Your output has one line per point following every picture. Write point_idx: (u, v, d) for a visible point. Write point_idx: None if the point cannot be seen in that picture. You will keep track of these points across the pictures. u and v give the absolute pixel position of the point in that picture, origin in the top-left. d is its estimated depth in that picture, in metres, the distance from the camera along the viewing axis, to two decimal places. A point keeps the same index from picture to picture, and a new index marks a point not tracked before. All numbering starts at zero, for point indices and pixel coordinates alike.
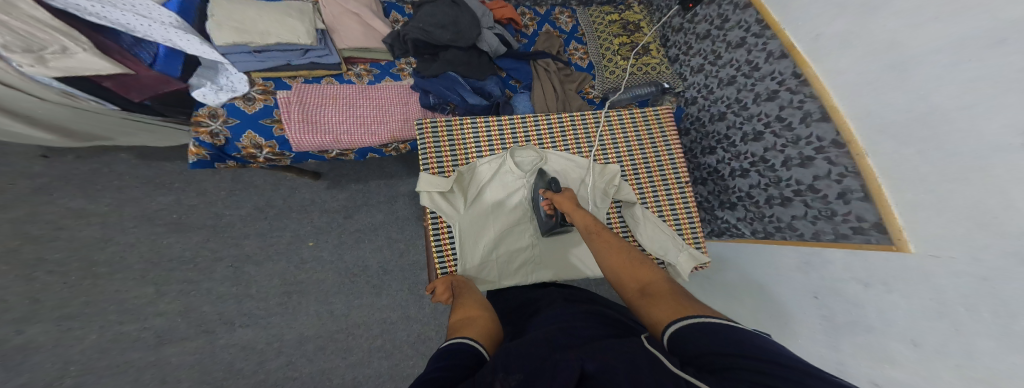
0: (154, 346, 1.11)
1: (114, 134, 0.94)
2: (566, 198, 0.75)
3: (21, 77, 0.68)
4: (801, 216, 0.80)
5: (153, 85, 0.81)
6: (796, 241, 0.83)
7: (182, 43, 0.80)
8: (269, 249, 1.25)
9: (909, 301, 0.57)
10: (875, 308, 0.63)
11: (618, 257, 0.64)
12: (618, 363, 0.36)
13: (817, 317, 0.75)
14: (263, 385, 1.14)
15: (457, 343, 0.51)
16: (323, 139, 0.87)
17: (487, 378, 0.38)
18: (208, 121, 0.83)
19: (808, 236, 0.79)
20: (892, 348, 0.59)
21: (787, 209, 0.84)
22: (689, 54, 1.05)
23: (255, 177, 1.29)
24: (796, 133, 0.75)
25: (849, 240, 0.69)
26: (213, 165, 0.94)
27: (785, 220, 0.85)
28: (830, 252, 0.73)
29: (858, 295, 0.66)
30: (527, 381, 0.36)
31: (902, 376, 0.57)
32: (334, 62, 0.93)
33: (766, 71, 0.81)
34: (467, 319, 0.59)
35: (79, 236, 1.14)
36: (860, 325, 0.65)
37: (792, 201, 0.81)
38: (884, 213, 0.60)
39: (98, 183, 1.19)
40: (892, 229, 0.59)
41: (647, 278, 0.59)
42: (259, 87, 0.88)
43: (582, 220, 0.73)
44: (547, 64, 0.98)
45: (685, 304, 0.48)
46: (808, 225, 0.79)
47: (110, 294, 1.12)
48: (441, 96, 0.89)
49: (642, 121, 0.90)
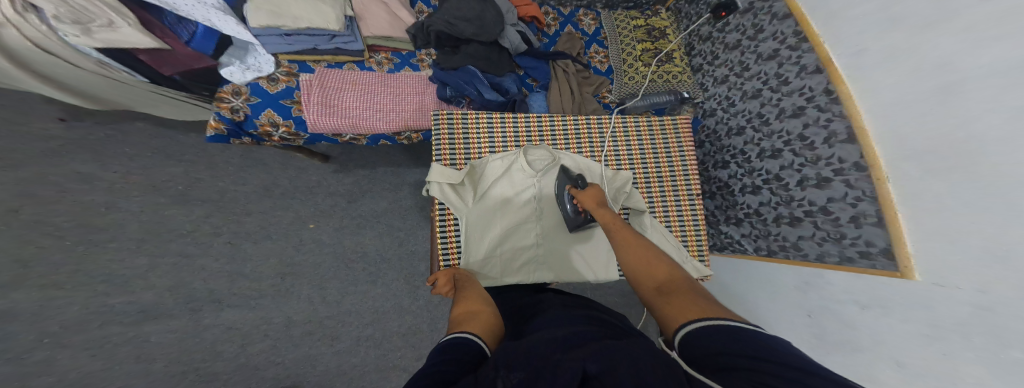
0: (136, 322, 1.11)
1: (139, 106, 0.95)
2: (591, 196, 0.74)
3: (62, 44, 0.69)
4: (809, 236, 0.80)
5: (186, 61, 0.82)
6: (800, 260, 0.83)
7: (219, 23, 0.79)
8: (269, 228, 1.25)
9: (903, 324, 0.60)
10: (867, 331, 0.66)
11: (642, 257, 0.62)
12: (622, 362, 0.34)
13: (809, 335, 0.80)
14: (245, 368, 1.14)
15: (459, 337, 0.51)
16: (341, 122, 0.87)
17: (489, 375, 0.38)
18: (231, 98, 0.84)
19: (813, 256, 0.80)
20: (877, 369, 0.64)
21: (794, 229, 0.84)
22: (714, 64, 1.05)
23: (263, 154, 1.29)
24: (818, 153, 0.76)
25: (854, 263, 0.70)
26: (228, 140, 0.93)
27: (791, 240, 0.85)
28: (835, 275, 0.74)
29: (856, 318, 0.68)
30: (529, 380, 0.35)
31: None
32: (356, 49, 0.93)
33: (796, 86, 0.80)
34: (470, 313, 0.59)
35: (82, 200, 1.14)
36: (849, 345, 0.69)
37: (802, 221, 0.82)
38: (897, 242, 0.60)
39: (108, 150, 1.18)
40: (900, 256, 0.60)
41: (671, 277, 0.55)
42: (283, 69, 0.89)
43: (605, 217, 0.72)
44: (566, 65, 0.98)
45: (706, 305, 0.44)
46: (814, 246, 0.79)
47: (104, 263, 1.12)
48: (458, 89, 0.89)
49: (661, 131, 0.90)
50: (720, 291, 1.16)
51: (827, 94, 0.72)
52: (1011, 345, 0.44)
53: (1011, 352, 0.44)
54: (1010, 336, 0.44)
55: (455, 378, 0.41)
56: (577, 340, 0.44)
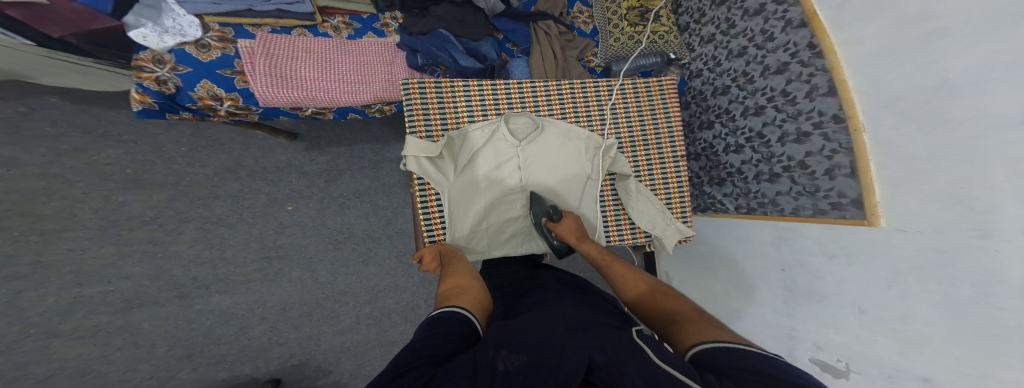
0: (121, 310, 1.08)
1: (39, 74, 0.83)
2: (569, 231, 0.74)
3: None
4: (786, 192, 0.82)
5: (74, 20, 0.68)
6: (777, 216, 0.86)
7: None
8: (244, 213, 1.19)
9: (867, 270, 0.63)
10: (833, 279, 0.70)
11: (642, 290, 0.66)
12: (629, 370, 0.36)
13: (780, 287, 0.84)
14: (246, 351, 1.14)
15: (447, 312, 0.51)
16: (295, 94, 0.80)
17: (488, 355, 0.41)
18: (153, 67, 0.75)
19: (789, 211, 0.82)
20: (840, 314, 0.68)
21: (773, 185, 0.86)
22: (701, 22, 1.00)
23: (221, 134, 1.21)
24: (799, 107, 0.75)
25: (825, 215, 0.72)
26: (163, 115, 0.87)
27: (770, 196, 0.88)
28: (807, 227, 0.77)
29: (825, 268, 0.72)
30: (529, 361, 0.38)
31: (844, 338, 0.67)
32: (305, 12, 0.83)
33: (781, 41, 0.77)
34: (457, 288, 0.59)
35: (16, 187, 1.05)
36: (817, 295, 0.74)
37: (780, 177, 0.83)
38: (867, 191, 0.62)
39: (27, 130, 1.07)
40: (868, 206, 0.62)
41: (674, 307, 0.57)
42: (215, 33, 0.80)
43: (590, 251, 0.76)
44: (548, 27, 0.90)
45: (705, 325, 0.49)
46: (790, 200, 0.82)
47: (64, 254, 1.06)
48: (430, 56, 0.81)
49: (644, 93, 0.86)
50: (702, 249, 1.20)
51: (810, 48, 0.70)
52: (960, 283, 0.47)
53: (961, 291, 0.47)
54: (959, 273, 0.47)
55: (445, 357, 0.43)
56: (581, 331, 0.46)
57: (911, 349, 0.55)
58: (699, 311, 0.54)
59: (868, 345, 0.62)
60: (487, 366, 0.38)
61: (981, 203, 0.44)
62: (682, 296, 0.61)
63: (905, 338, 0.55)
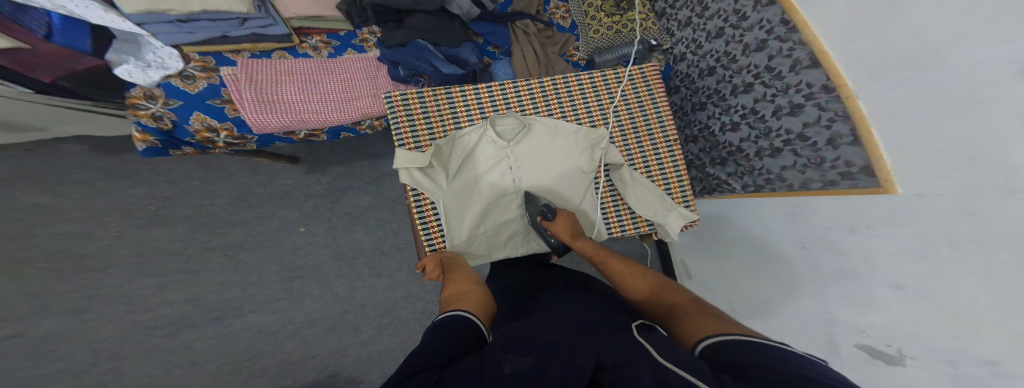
0: (171, 332, 1.13)
1: (46, 124, 0.89)
2: (564, 228, 0.74)
3: None
4: (791, 165, 0.82)
5: (56, 61, 0.74)
6: (786, 191, 0.86)
7: (79, 11, 0.71)
8: (259, 237, 1.23)
9: (892, 241, 0.60)
10: (860, 254, 0.68)
11: (642, 283, 0.68)
12: (642, 367, 0.37)
13: (807, 266, 0.83)
14: (286, 363, 1.17)
15: (448, 316, 0.52)
16: (285, 118, 0.83)
17: (494, 357, 0.40)
18: (146, 103, 0.79)
19: (798, 186, 0.82)
20: (877, 292, 0.65)
21: (776, 160, 0.86)
22: (676, 6, 0.97)
23: (228, 164, 1.25)
24: (787, 82, 0.73)
25: (836, 186, 0.71)
26: (168, 152, 0.92)
27: (776, 171, 0.87)
28: (819, 201, 0.76)
29: (846, 240, 0.71)
30: (539, 363, 0.38)
31: (886, 319, 0.64)
32: (280, 33, 0.87)
33: (755, 19, 0.75)
34: (458, 294, 0.60)
35: (57, 233, 1.11)
36: (847, 272, 0.72)
37: (782, 151, 0.82)
38: (874, 159, 0.59)
39: (57, 179, 1.13)
40: (881, 171, 0.59)
41: (675, 299, 0.60)
42: (197, 64, 0.83)
43: (587, 248, 0.76)
44: (526, 25, 0.90)
45: (713, 320, 0.50)
46: (797, 174, 0.82)
47: (111, 286, 1.12)
48: (411, 67, 0.83)
49: (629, 81, 0.85)
50: (716, 231, 1.17)
51: (784, 24, 0.69)
52: (1000, 249, 0.43)
53: (1000, 258, 0.44)
54: (997, 242, 0.43)
55: (454, 356, 0.44)
56: (588, 329, 0.47)
57: (956, 327, 0.51)
58: (700, 302, 0.57)
59: (914, 325, 0.59)
60: (495, 363, 0.39)
61: (996, 159, 0.41)
62: (679, 287, 0.64)
63: (951, 314, 0.52)
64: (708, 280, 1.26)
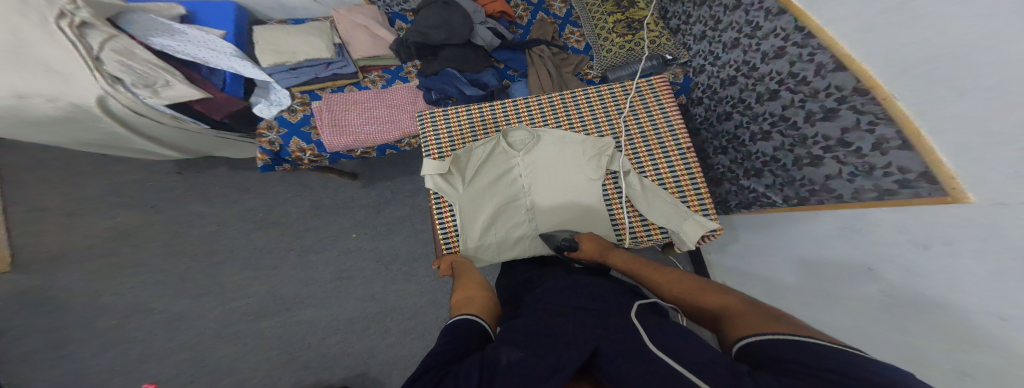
0: (254, 319, 1.36)
1: (214, 148, 1.26)
2: (590, 248, 0.76)
3: (149, 108, 0.96)
4: (837, 174, 0.73)
5: (225, 105, 1.05)
6: (837, 204, 0.74)
7: (240, 68, 1.03)
8: (321, 241, 1.46)
9: (981, 263, 0.49)
10: (942, 279, 0.56)
11: (681, 286, 0.62)
12: (619, 359, 0.42)
13: (875, 293, 0.68)
14: (326, 358, 1.30)
15: (459, 320, 0.57)
16: (350, 139, 1.04)
17: (493, 352, 0.46)
18: (267, 132, 1.06)
19: (849, 197, 0.71)
20: (975, 325, 0.50)
21: (818, 169, 0.77)
22: (689, 22, 1.08)
23: (306, 180, 1.54)
24: (814, 86, 0.72)
25: (896, 196, 0.61)
26: (275, 168, 1.18)
27: (819, 181, 0.78)
28: (877, 212, 0.65)
29: (923, 261, 0.58)
30: (531, 356, 0.44)
31: (993, 361, 0.48)
32: (350, 72, 1.11)
33: (768, 29, 0.80)
34: (467, 298, 0.64)
35: (201, 233, 1.45)
36: (929, 308, 0.58)
37: (823, 159, 0.75)
38: (933, 161, 0.52)
39: (210, 189, 1.51)
40: (943, 179, 0.51)
41: (718, 301, 0.54)
42: (299, 100, 1.09)
43: (618, 259, 0.75)
44: (542, 50, 1.01)
45: (763, 319, 0.44)
46: (846, 185, 0.71)
47: (226, 276, 1.41)
48: (442, 91, 0.98)
49: (636, 93, 0.88)
50: (761, 250, 1.04)
51: (799, 31, 0.72)
52: None
53: None
54: None
55: (462, 356, 0.49)
56: (592, 325, 0.49)
57: None
58: (749, 301, 0.50)
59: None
60: (495, 360, 0.45)
61: None
62: (728, 287, 0.56)
63: None
64: None
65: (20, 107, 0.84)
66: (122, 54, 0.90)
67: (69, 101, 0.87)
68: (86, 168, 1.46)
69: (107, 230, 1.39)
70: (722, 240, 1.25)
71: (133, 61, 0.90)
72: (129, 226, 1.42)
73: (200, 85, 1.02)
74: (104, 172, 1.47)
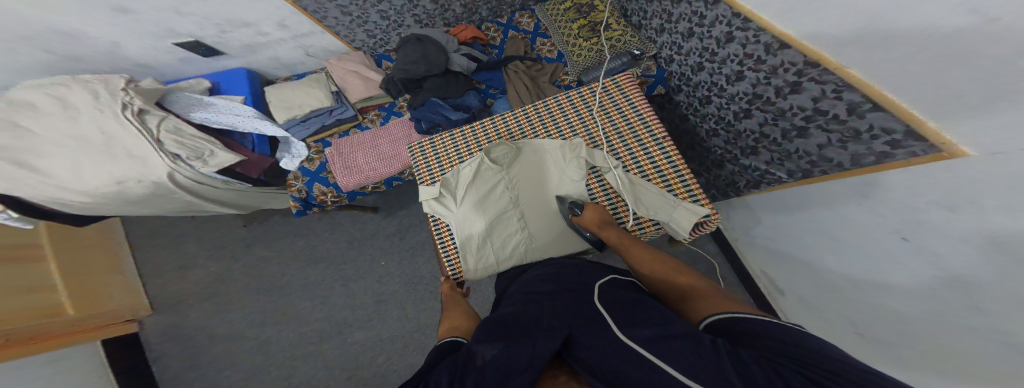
0: (317, 341, 1.49)
1: (264, 202, 1.42)
2: (594, 218, 0.78)
3: (205, 176, 1.11)
4: (828, 143, 0.70)
5: (259, 163, 1.18)
6: (839, 173, 0.69)
7: (262, 128, 1.17)
8: (357, 269, 1.59)
9: (1010, 222, 0.42)
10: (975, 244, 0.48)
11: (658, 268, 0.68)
12: (589, 343, 0.46)
13: (925, 266, 0.58)
14: (375, 376, 1.39)
15: (445, 342, 0.60)
16: (359, 177, 1.13)
17: (472, 350, 0.50)
18: (295, 182, 1.20)
19: (848, 164, 0.66)
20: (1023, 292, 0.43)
21: (809, 140, 0.74)
22: (648, 17, 1.09)
23: (336, 217, 1.70)
24: (770, 63, 0.73)
25: (893, 158, 0.56)
26: (307, 213, 1.31)
27: (815, 152, 0.74)
28: (886, 176, 0.59)
29: (952, 223, 0.51)
30: (506, 348, 0.47)
31: None
32: (349, 115, 1.23)
33: (712, 18, 0.83)
34: (453, 327, 0.68)
35: (270, 273, 1.62)
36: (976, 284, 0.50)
37: (809, 129, 0.72)
38: (908, 118, 0.50)
39: (262, 236, 1.69)
40: (929, 134, 0.48)
41: (691, 284, 0.61)
42: (315, 149, 1.23)
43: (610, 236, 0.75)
44: (516, 66, 1.08)
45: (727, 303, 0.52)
46: (841, 152, 0.67)
47: (293, 308, 1.56)
48: (430, 121, 1.05)
49: (602, 91, 0.92)
50: (780, 227, 0.98)
51: (737, 17, 0.76)
52: None
53: None
54: None
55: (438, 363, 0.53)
56: (566, 314, 0.53)
57: None
58: (716, 287, 0.58)
59: None
60: (472, 359, 0.48)
61: None
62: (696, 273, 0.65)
63: None
64: (796, 294, 1.01)
65: (122, 191, 1.06)
66: (175, 133, 1.08)
67: (150, 180, 1.06)
68: (167, 235, 1.73)
69: (187, 282, 1.63)
70: (741, 225, 1.19)
71: (184, 138, 1.08)
72: (205, 276, 1.64)
73: (236, 149, 1.17)
74: (177, 234, 1.73)
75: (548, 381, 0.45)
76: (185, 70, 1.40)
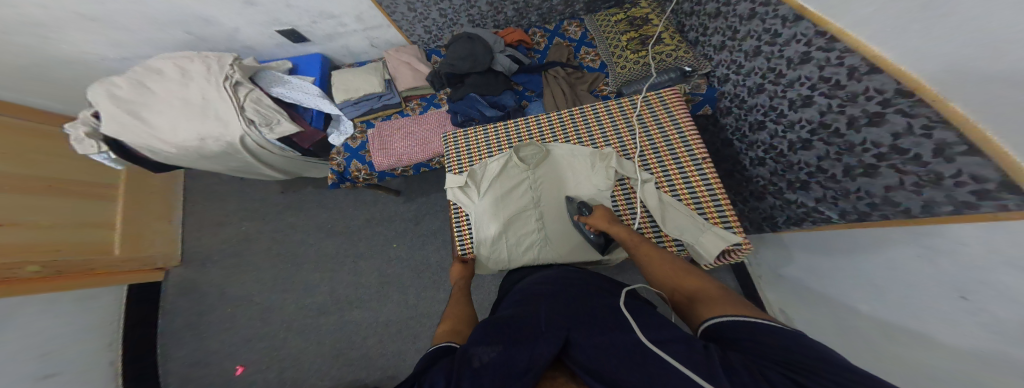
0: (316, 315, 1.57)
1: (306, 171, 1.54)
2: (601, 217, 0.78)
3: (268, 142, 1.22)
4: (898, 185, 0.63)
5: (314, 135, 1.26)
6: (903, 219, 0.64)
7: (321, 105, 1.27)
8: (369, 248, 1.65)
9: None
10: None
11: (664, 268, 0.69)
12: (582, 349, 0.46)
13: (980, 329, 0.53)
14: (367, 356, 1.45)
15: (438, 346, 0.56)
16: (394, 159, 1.20)
17: (468, 351, 0.47)
18: (337, 157, 1.29)
19: (917, 211, 0.61)
20: None
21: (875, 179, 0.67)
22: (707, 34, 1.07)
23: (360, 195, 1.78)
24: (850, 90, 0.67)
25: (976, 210, 0.51)
26: (340, 186, 1.39)
27: (878, 195, 0.68)
28: (960, 228, 0.54)
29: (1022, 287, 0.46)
30: (505, 352, 0.45)
31: None
32: (394, 101, 1.29)
33: (789, 36, 0.78)
34: (451, 332, 0.64)
35: (287, 239, 1.73)
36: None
37: (878, 168, 0.66)
38: (1011, 166, 0.44)
39: (293, 203, 1.80)
40: None
41: (697, 285, 0.62)
42: (359, 129, 1.32)
43: (621, 233, 0.76)
44: (557, 71, 1.11)
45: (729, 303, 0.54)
46: (912, 197, 0.61)
47: (289, 276, 1.66)
48: (465, 114, 1.10)
49: (642, 102, 0.92)
50: (818, 270, 0.92)
51: (821, 35, 0.70)
52: None
53: None
54: None
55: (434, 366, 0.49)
56: (565, 318, 0.52)
57: None
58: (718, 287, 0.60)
59: None
60: (469, 361, 0.45)
61: None
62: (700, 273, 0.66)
63: None
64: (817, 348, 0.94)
65: (201, 146, 1.19)
66: (257, 103, 1.19)
67: (226, 140, 1.18)
68: (211, 189, 1.88)
69: (219, 236, 1.77)
70: (771, 262, 1.14)
71: (262, 108, 1.19)
72: (236, 233, 1.77)
73: (296, 121, 1.27)
74: (220, 190, 1.87)
75: (547, 382, 0.46)
76: (279, 53, 1.52)
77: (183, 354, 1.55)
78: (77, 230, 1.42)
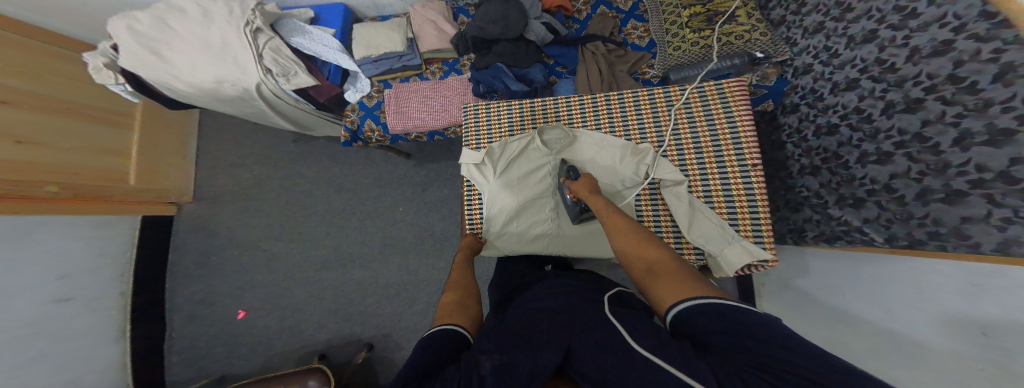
0: (319, 268, 1.59)
1: (319, 127, 1.49)
2: (582, 184, 0.74)
3: (284, 92, 1.16)
4: (981, 218, 0.53)
5: (328, 90, 1.19)
6: (966, 253, 0.56)
7: (340, 60, 1.19)
8: (375, 209, 1.63)
9: None
10: None
11: (628, 238, 0.62)
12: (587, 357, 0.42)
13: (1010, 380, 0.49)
14: (364, 313, 1.49)
15: (440, 328, 0.52)
16: (408, 124, 1.13)
17: (469, 361, 0.43)
18: (351, 114, 1.25)
19: (988, 248, 0.53)
20: None
21: (953, 208, 0.57)
22: (801, 13, 0.88)
23: (369, 152, 1.71)
24: (986, 96, 0.51)
25: None
26: (352, 144, 1.35)
27: (948, 224, 0.58)
28: None
29: None
30: (507, 362, 0.41)
31: None
32: (414, 63, 1.21)
33: (933, 16, 0.58)
34: (455, 304, 0.60)
35: (295, 190, 1.71)
36: None
37: (967, 195, 0.55)
38: None
39: (303, 155, 1.75)
40: None
41: (656, 258, 0.57)
42: (376, 88, 1.24)
43: (597, 203, 0.71)
44: (596, 47, 1.00)
45: (688, 283, 0.49)
46: (991, 233, 0.52)
47: (306, 228, 1.65)
48: (488, 86, 1.02)
49: (694, 89, 0.80)
50: (843, 292, 0.87)
51: (986, 18, 0.50)
52: None
53: None
54: None
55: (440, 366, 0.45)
56: (570, 325, 0.48)
57: None
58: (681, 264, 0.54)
59: None
60: (471, 368, 0.41)
61: None
62: (665, 245, 0.60)
63: None
64: None
65: (218, 89, 1.13)
66: (275, 52, 1.12)
67: (243, 86, 1.12)
68: (221, 128, 1.83)
69: (228, 178, 1.75)
70: (787, 275, 1.09)
71: (281, 57, 1.12)
72: (246, 178, 1.75)
73: (313, 73, 1.19)
74: (231, 130, 1.82)
75: None
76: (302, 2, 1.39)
77: (192, 288, 1.62)
78: (92, 154, 1.40)
